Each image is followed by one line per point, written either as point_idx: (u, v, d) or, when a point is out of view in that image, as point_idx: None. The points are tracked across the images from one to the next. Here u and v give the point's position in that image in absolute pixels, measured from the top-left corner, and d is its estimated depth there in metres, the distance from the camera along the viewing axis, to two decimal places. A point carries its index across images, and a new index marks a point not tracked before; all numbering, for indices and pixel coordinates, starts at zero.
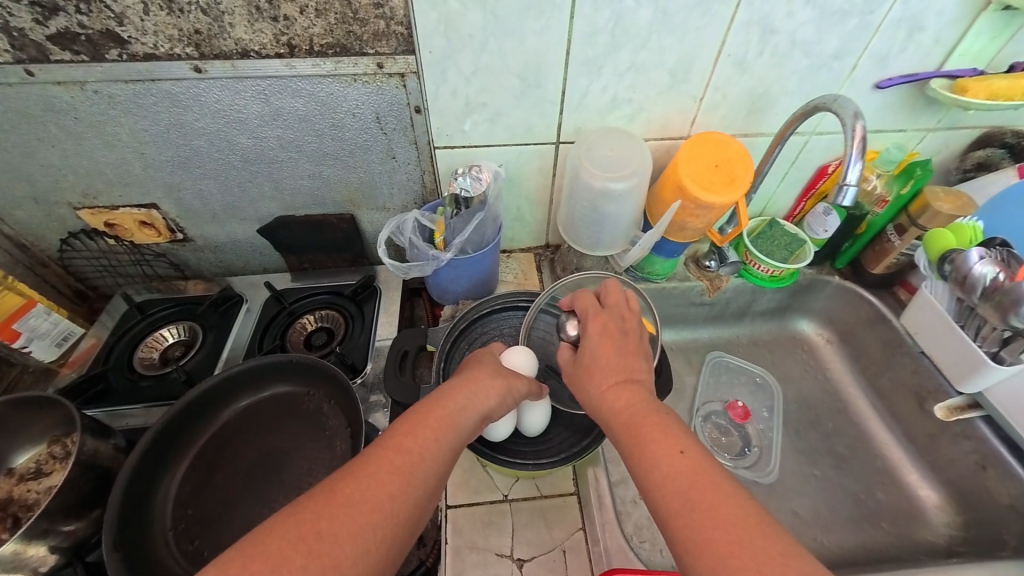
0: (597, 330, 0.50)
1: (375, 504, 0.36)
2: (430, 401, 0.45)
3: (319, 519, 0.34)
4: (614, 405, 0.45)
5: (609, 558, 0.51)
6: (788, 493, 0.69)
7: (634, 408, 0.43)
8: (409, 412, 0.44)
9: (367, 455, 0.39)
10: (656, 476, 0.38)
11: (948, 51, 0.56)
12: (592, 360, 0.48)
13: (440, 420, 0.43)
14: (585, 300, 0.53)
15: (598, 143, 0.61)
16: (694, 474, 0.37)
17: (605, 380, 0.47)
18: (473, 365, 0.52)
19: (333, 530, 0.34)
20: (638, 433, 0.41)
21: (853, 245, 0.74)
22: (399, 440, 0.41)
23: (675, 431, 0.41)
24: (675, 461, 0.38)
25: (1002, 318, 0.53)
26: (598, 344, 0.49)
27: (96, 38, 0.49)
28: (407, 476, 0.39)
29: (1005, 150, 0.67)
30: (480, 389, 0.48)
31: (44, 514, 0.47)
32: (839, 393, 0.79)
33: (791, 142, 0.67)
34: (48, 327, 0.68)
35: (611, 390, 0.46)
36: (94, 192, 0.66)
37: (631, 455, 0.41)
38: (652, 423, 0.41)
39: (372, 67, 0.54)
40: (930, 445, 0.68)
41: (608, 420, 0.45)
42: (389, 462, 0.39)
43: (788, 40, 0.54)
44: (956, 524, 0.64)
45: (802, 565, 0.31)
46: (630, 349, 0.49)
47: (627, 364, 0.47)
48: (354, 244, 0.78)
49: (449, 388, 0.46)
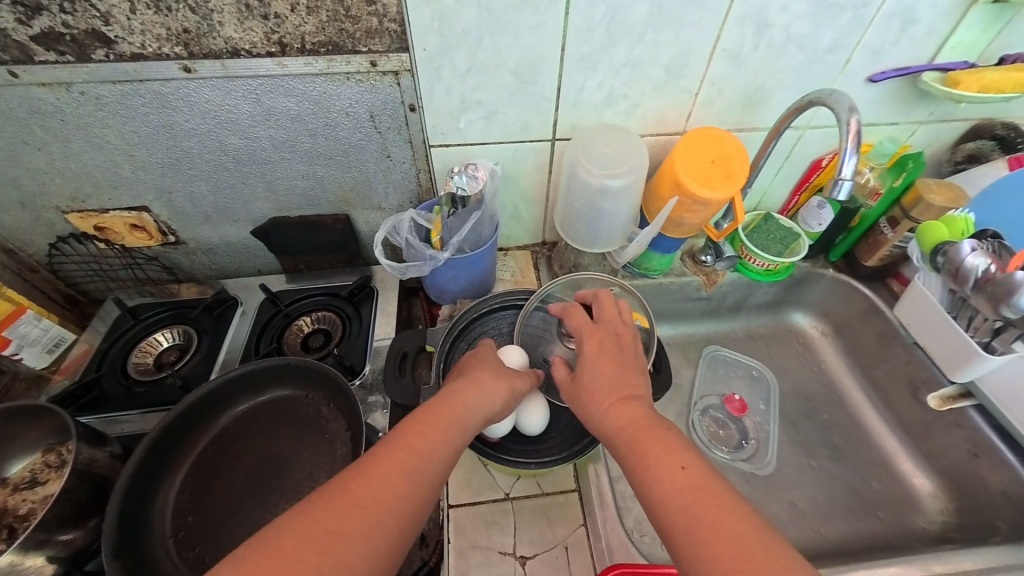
0: (594, 348, 0.51)
1: (384, 504, 0.37)
2: (436, 402, 0.45)
3: (332, 518, 0.34)
4: (617, 420, 0.45)
5: (611, 554, 0.52)
6: (785, 484, 0.70)
7: (637, 423, 0.44)
8: (414, 414, 0.44)
9: (377, 454, 0.39)
10: (660, 492, 0.39)
11: (940, 44, 0.57)
12: (592, 379, 0.49)
13: (449, 422, 0.44)
14: (577, 316, 0.55)
15: (596, 139, 0.61)
16: (698, 488, 0.37)
17: (607, 397, 0.47)
18: (474, 363, 0.52)
19: (344, 529, 0.34)
20: (642, 449, 0.42)
21: (847, 238, 0.74)
22: (408, 440, 0.41)
23: (677, 445, 0.41)
24: (677, 476, 0.39)
25: (994, 309, 0.53)
26: (597, 363, 0.50)
27: (81, 38, 0.48)
28: (416, 477, 0.39)
29: (996, 141, 0.67)
30: (485, 392, 0.48)
31: (41, 525, 0.47)
32: (834, 385, 0.79)
33: (786, 136, 0.67)
34: (38, 333, 0.67)
35: (613, 407, 0.46)
36: (83, 196, 0.64)
37: (633, 471, 0.41)
38: (654, 439, 0.42)
39: (365, 66, 0.53)
40: (924, 434, 0.69)
41: (611, 438, 0.45)
42: (399, 462, 0.39)
43: (782, 34, 0.54)
44: (949, 511, 0.65)
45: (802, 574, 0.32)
46: (627, 364, 0.50)
47: (626, 381, 0.48)
48: (350, 244, 0.77)
49: (457, 388, 0.47)
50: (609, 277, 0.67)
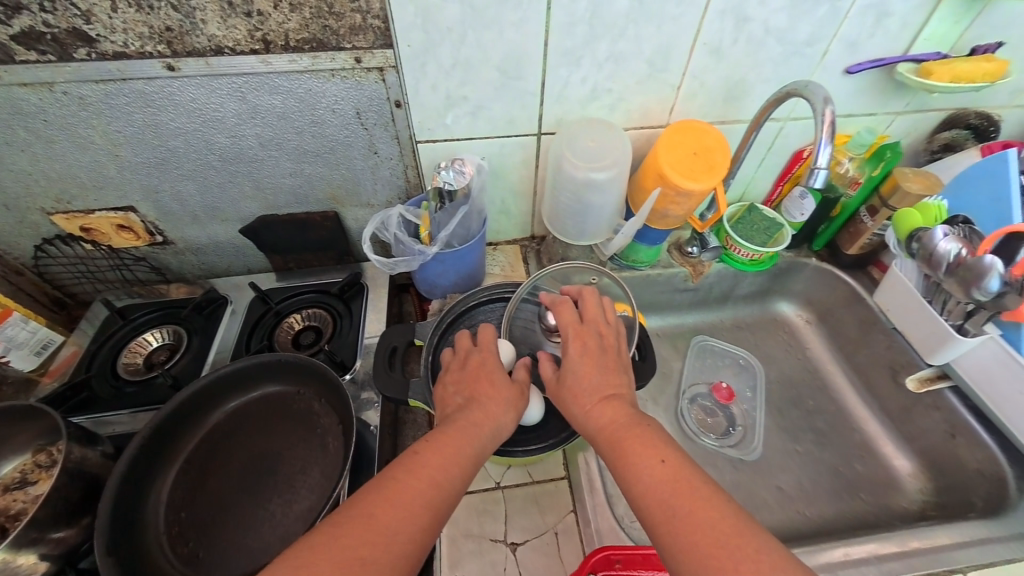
0: (578, 349, 0.52)
1: (408, 536, 0.37)
2: (448, 429, 0.46)
3: (361, 544, 0.35)
4: (599, 421, 0.46)
5: (601, 537, 0.53)
6: (772, 469, 0.71)
7: (617, 423, 0.45)
8: (427, 439, 0.45)
9: (400, 480, 0.40)
10: (641, 487, 0.40)
11: (914, 36, 0.58)
12: (576, 381, 0.50)
13: (466, 451, 0.45)
14: (564, 314, 0.55)
15: (579, 134, 0.62)
16: (674, 478, 0.39)
17: (589, 399, 0.48)
18: (487, 389, 0.52)
19: (373, 557, 0.35)
20: (622, 446, 0.43)
21: (829, 227, 0.76)
22: (430, 471, 0.42)
23: (655, 440, 0.43)
24: (656, 470, 0.40)
25: (965, 292, 0.55)
26: (580, 365, 0.51)
27: (62, 37, 0.48)
28: (436, 510, 0.40)
29: (969, 130, 0.70)
30: (497, 422, 0.49)
31: (33, 523, 0.47)
32: (819, 371, 0.81)
33: (767, 128, 0.68)
34: (26, 335, 0.67)
35: (595, 408, 0.47)
36: (68, 197, 0.64)
37: (615, 467, 0.43)
38: (633, 436, 0.44)
39: (350, 62, 0.53)
40: (904, 417, 0.71)
41: (594, 437, 0.46)
42: (422, 494, 0.40)
43: (761, 28, 0.56)
44: (928, 490, 0.67)
45: (775, 560, 0.33)
46: (609, 365, 0.51)
47: (609, 381, 0.50)
48: (339, 242, 0.77)
49: (471, 416, 0.48)
50: (594, 265, 0.68)
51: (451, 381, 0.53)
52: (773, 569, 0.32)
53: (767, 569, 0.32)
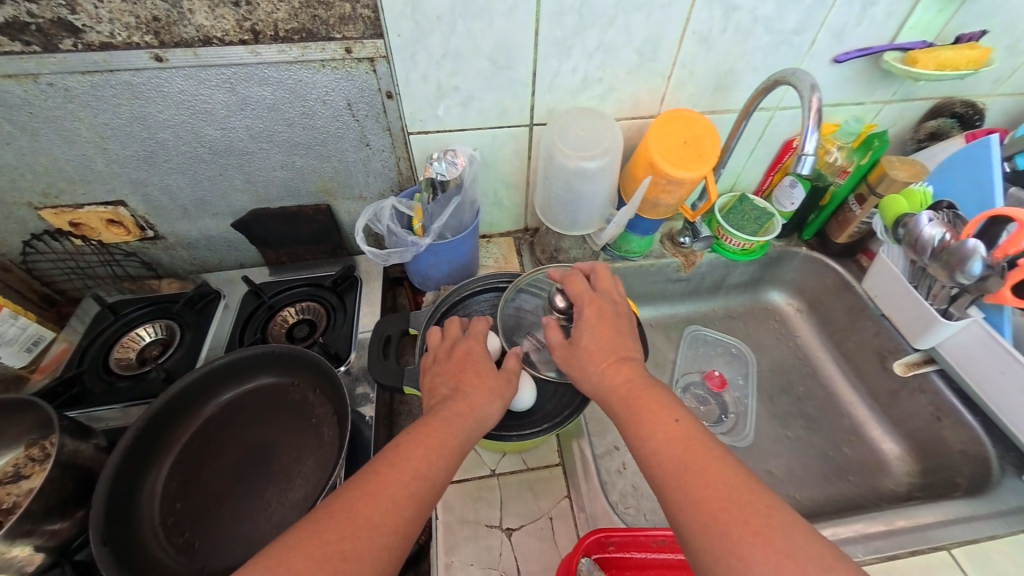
0: (594, 313, 0.52)
1: (392, 527, 0.38)
2: (432, 421, 0.46)
3: (343, 539, 0.35)
4: (613, 379, 0.47)
5: (595, 521, 0.54)
6: (763, 454, 0.73)
7: (631, 383, 0.46)
8: (410, 431, 0.45)
9: (383, 473, 0.40)
10: (652, 443, 0.41)
11: (901, 24, 0.59)
12: (591, 343, 0.50)
13: (447, 445, 0.44)
14: (576, 285, 0.55)
15: (570, 123, 0.62)
16: (686, 438, 0.40)
17: (605, 358, 0.49)
18: (472, 380, 0.51)
19: (357, 551, 0.35)
20: (636, 406, 0.44)
21: (818, 217, 0.77)
22: (414, 463, 0.42)
23: (668, 402, 0.44)
24: (670, 429, 0.41)
25: (949, 276, 0.56)
26: (595, 327, 0.51)
27: (47, 27, 0.47)
28: (420, 500, 0.40)
29: (955, 119, 0.72)
30: (479, 414, 0.49)
31: (27, 515, 0.47)
32: (809, 359, 0.83)
33: (757, 117, 0.69)
34: (15, 332, 0.65)
35: (610, 367, 0.48)
36: (56, 191, 0.63)
37: (627, 426, 0.44)
38: (647, 397, 0.45)
39: (340, 52, 0.53)
40: (891, 401, 0.73)
41: (606, 396, 0.47)
42: (406, 487, 0.40)
43: (750, 16, 0.56)
44: (915, 472, 0.69)
45: (783, 513, 0.34)
46: (624, 329, 0.51)
47: (623, 345, 0.50)
48: (332, 235, 0.77)
49: (450, 407, 0.48)
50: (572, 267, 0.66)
51: (439, 371, 0.53)
52: (782, 523, 0.33)
53: (776, 523, 0.33)
